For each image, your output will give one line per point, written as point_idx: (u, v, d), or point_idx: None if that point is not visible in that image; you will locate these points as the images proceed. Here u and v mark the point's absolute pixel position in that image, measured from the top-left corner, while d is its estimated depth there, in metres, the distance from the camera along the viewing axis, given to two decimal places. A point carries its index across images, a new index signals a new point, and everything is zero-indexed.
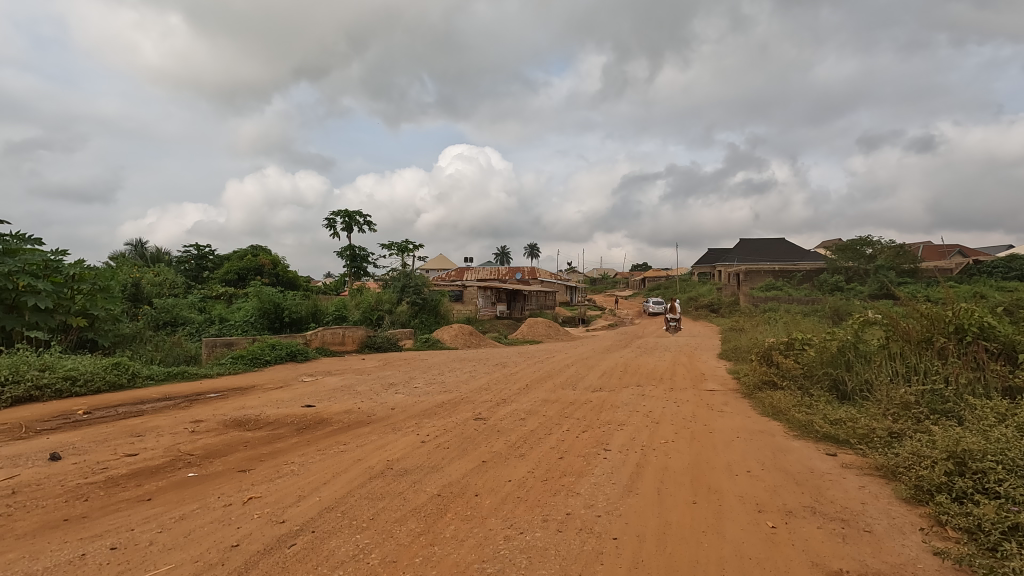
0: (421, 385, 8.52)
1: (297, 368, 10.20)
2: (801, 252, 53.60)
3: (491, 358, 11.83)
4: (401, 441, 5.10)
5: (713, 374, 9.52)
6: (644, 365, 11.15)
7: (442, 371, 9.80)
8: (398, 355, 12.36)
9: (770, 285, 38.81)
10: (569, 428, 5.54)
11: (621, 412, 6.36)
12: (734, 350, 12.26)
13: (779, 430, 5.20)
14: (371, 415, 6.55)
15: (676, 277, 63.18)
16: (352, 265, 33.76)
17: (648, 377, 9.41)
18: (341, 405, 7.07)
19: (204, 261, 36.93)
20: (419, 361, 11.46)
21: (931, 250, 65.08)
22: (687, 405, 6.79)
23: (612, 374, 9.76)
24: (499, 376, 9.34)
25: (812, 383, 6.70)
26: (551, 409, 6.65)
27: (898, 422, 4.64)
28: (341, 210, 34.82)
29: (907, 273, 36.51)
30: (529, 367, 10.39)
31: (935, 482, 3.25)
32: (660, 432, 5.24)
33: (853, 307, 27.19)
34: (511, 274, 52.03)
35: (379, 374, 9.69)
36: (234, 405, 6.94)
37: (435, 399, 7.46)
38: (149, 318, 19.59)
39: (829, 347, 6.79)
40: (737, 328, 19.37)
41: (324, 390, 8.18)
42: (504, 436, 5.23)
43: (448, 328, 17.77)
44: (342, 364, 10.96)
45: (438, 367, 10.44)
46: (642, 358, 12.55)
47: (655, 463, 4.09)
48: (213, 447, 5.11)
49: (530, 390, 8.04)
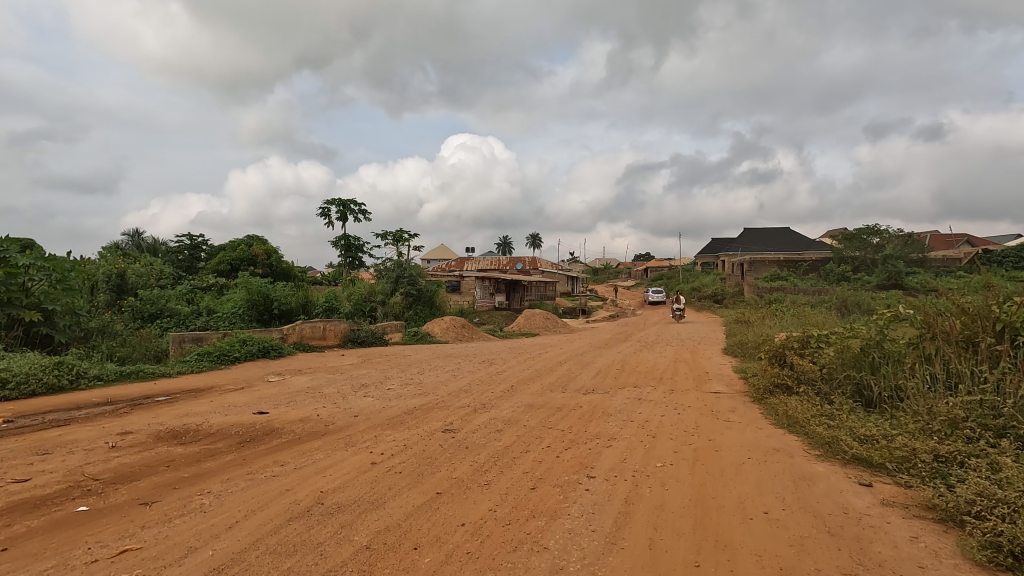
0: (396, 386, 7.72)
1: (266, 367, 9.41)
2: (806, 241, 52.59)
3: (479, 355, 11.02)
4: (348, 461, 4.30)
5: (717, 373, 8.69)
6: (643, 362, 10.32)
7: (423, 370, 9.00)
8: (381, 351, 11.59)
9: (775, 275, 37.87)
10: (549, 444, 4.72)
11: (613, 422, 5.54)
12: (740, 346, 11.40)
13: (797, 449, 4.39)
14: (329, 424, 5.76)
15: (679, 267, 62.20)
16: (346, 256, 32.95)
17: (647, 377, 8.59)
18: (298, 411, 6.27)
19: (198, 251, 36.34)
20: (401, 357, 10.65)
21: (939, 240, 63.97)
22: (689, 413, 5.97)
23: (608, 373, 8.95)
24: (483, 376, 8.53)
25: (832, 388, 5.88)
26: (534, 417, 5.84)
27: (947, 444, 3.82)
28: (335, 199, 33.96)
29: (916, 263, 35.58)
30: (517, 365, 9.57)
31: (1022, 542, 2.44)
32: (657, 451, 4.42)
33: (861, 298, 26.29)
34: (512, 265, 51.16)
35: (354, 373, 8.89)
36: (177, 411, 6.16)
37: (407, 405, 6.65)
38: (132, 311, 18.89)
39: (850, 347, 5.97)
40: (742, 321, 18.51)
41: (286, 393, 7.39)
42: (471, 456, 4.41)
43: (438, 321, 16.98)
44: (317, 361, 10.16)
45: (419, 365, 9.63)
46: (642, 353, 11.75)
47: (648, 500, 3.29)
48: (128, 468, 4.35)
49: (515, 393, 7.23)
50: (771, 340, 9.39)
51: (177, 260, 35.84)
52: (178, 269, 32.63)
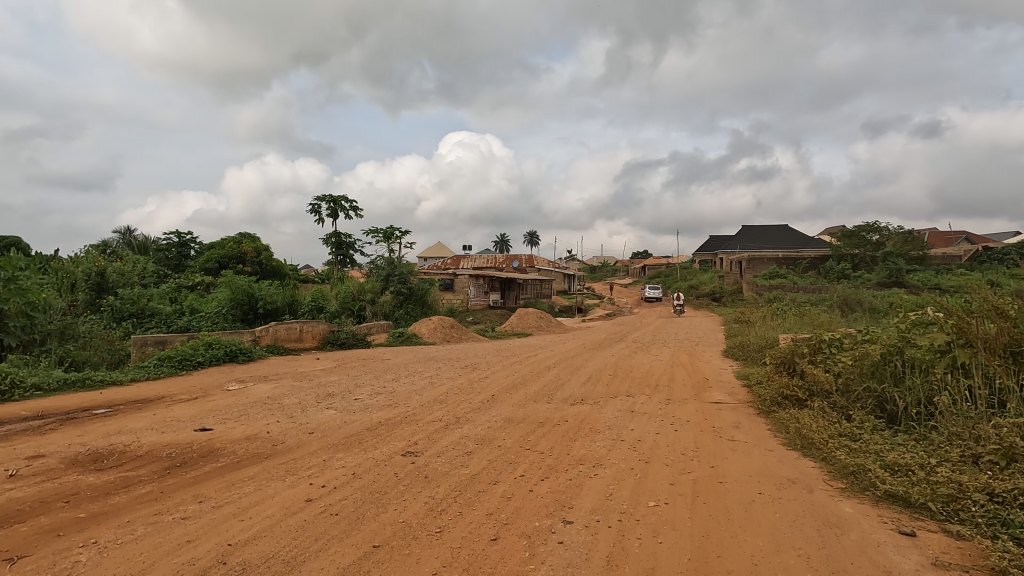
0: (365, 396, 7.01)
1: (229, 373, 8.67)
2: (805, 239, 52.00)
3: (463, 358, 10.30)
4: (280, 497, 3.58)
5: (718, 380, 7.98)
6: (637, 366, 9.61)
7: (398, 377, 8.28)
8: (359, 354, 10.85)
9: (774, 272, 37.23)
10: (524, 472, 4.01)
11: (600, 441, 4.84)
12: (741, 350, 10.70)
13: (816, 480, 3.70)
14: (276, 444, 5.03)
15: (677, 265, 61.51)
16: (337, 253, 32.19)
17: (641, 384, 7.88)
18: (246, 427, 5.55)
19: (186, 249, 35.66)
20: (379, 361, 9.91)
21: (938, 237, 63.61)
22: (688, 429, 5.26)
23: (599, 379, 8.24)
24: (463, 383, 7.81)
25: (850, 402, 5.20)
26: (511, 436, 5.13)
27: (1006, 481, 3.12)
28: (326, 196, 33.17)
29: (916, 260, 34.99)
30: (502, 371, 8.84)
31: None
32: (651, 483, 3.71)
33: (863, 296, 25.64)
34: (508, 262, 50.40)
35: (323, 380, 8.16)
36: (109, 428, 5.45)
37: (372, 419, 5.93)
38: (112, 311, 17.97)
39: (870, 354, 5.30)
40: (742, 321, 17.80)
41: (241, 404, 6.66)
42: (427, 490, 3.68)
43: (425, 321, 16.25)
44: (287, 367, 9.44)
45: (397, 370, 8.90)
46: (637, 356, 11.04)
47: (637, 562, 2.58)
48: (16, 505, 3.62)
49: (494, 404, 6.53)
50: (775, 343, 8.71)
51: (165, 257, 35.05)
52: (165, 267, 31.89)
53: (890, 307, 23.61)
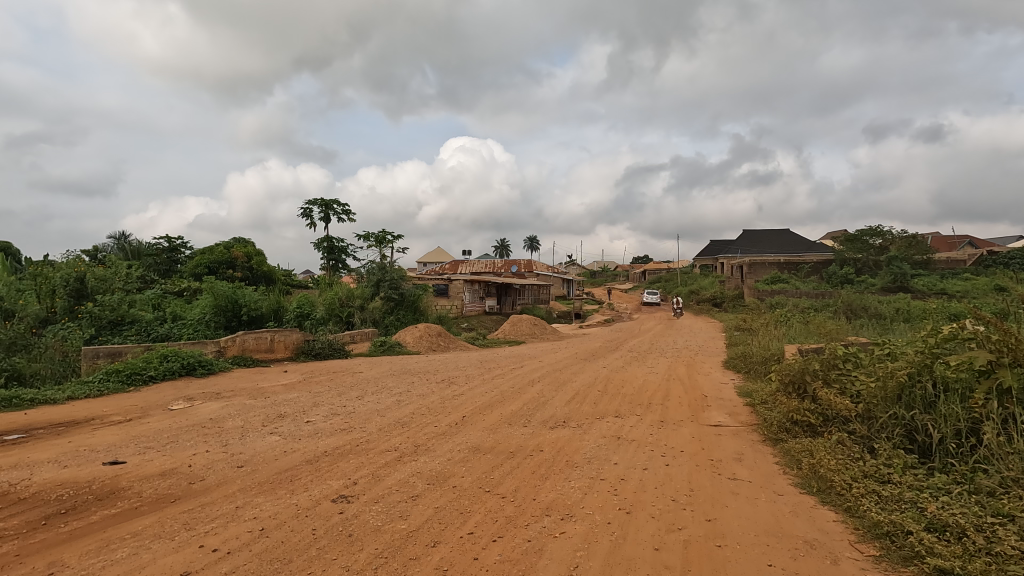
0: (319, 418, 6.22)
1: (180, 389, 7.90)
2: (806, 243, 51.22)
3: (442, 370, 9.51)
4: (153, 568, 2.79)
5: (718, 398, 7.18)
6: (630, 379, 8.81)
7: (364, 393, 7.49)
8: (330, 367, 10.06)
9: (776, 278, 36.41)
10: (475, 528, 3.22)
11: (576, 481, 4.03)
12: (743, 361, 9.89)
13: (840, 544, 2.90)
14: (192, 483, 4.24)
15: (677, 269, 60.67)
16: (329, 258, 31.47)
17: (632, 402, 7.09)
18: (167, 459, 4.76)
19: (177, 254, 35.03)
20: (350, 374, 9.13)
21: (942, 241, 62.83)
22: (682, 463, 4.46)
23: (586, 397, 7.44)
24: (434, 402, 7.01)
25: (874, 431, 4.41)
26: (473, 472, 4.34)
27: None
28: (317, 199, 32.47)
29: (920, 265, 34.17)
30: (481, 387, 8.04)
31: None
32: (630, 547, 2.92)
33: (868, 302, 24.82)
34: (506, 267, 49.63)
35: (280, 397, 7.36)
36: (7, 460, 4.68)
37: (318, 448, 5.13)
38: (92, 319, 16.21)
39: (895, 375, 4.51)
40: (743, 329, 17.00)
41: (177, 428, 5.88)
42: (345, 555, 2.90)
43: (411, 329, 15.49)
44: (248, 381, 8.66)
45: (365, 385, 8.11)
46: (631, 368, 10.22)
47: None
48: None
49: (462, 429, 5.73)
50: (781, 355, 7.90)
51: (155, 263, 34.36)
52: (154, 272, 31.22)
53: (897, 313, 22.83)
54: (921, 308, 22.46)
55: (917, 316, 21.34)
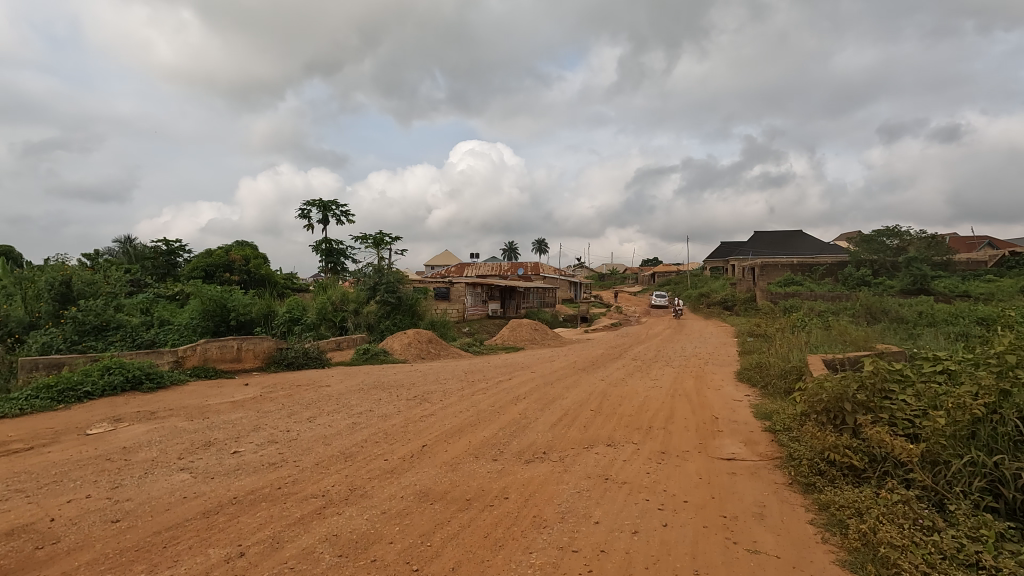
0: (250, 447, 5.19)
1: (114, 408, 6.92)
2: (820, 244, 49.63)
3: (418, 384, 8.47)
4: None
5: (731, 422, 6.06)
6: (629, 395, 7.72)
7: (317, 414, 6.46)
8: (298, 379, 9.06)
9: (789, 280, 35.02)
10: None
11: (538, 555, 2.97)
12: (758, 374, 8.77)
13: None
14: (38, 549, 3.23)
15: (687, 271, 59.14)
16: (327, 261, 30.67)
17: (629, 425, 6.02)
18: (30, 509, 3.75)
19: (175, 257, 34.55)
20: (313, 389, 8.11)
21: (960, 242, 60.85)
22: (685, 523, 3.38)
23: (577, 418, 6.37)
24: (394, 426, 5.96)
25: (942, 483, 3.31)
26: (405, 535, 3.29)
27: None
28: (316, 200, 31.68)
29: (940, 266, 32.60)
30: (455, 405, 6.99)
31: None
32: None
33: (888, 305, 23.47)
34: (512, 270, 48.56)
35: (220, 419, 6.36)
36: None
37: (228, 492, 4.10)
38: (76, 323, 13.97)
39: (968, 406, 3.40)
40: (757, 336, 15.81)
41: (76, 460, 4.87)
42: None
43: (399, 335, 14.49)
44: (197, 397, 7.69)
45: (323, 402, 7.09)
46: (632, 380, 9.13)
47: None
48: None
49: (416, 465, 4.66)
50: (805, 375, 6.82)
51: (153, 266, 33.92)
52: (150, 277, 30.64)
53: (920, 317, 21.48)
54: (946, 311, 21.10)
55: (941, 320, 19.98)
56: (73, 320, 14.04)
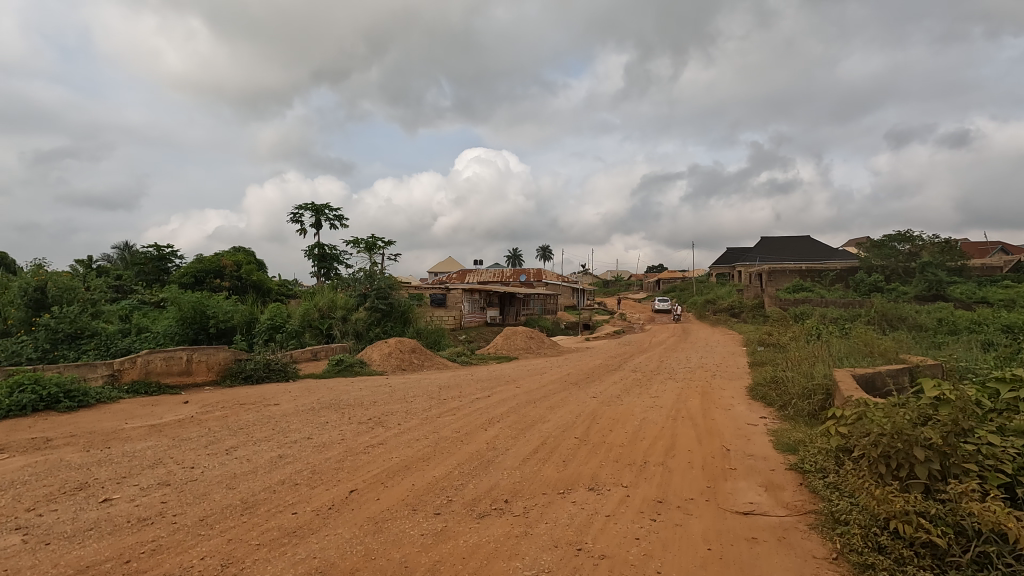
0: (129, 493, 4.05)
1: (9, 434, 5.82)
2: (828, 250, 48.30)
3: (380, 403, 7.34)
4: None
5: (746, 456, 4.87)
6: (622, 417, 6.55)
7: (240, 443, 5.32)
8: (247, 396, 7.95)
9: (798, 286, 33.74)
10: None
11: None
12: (774, 392, 7.57)
13: None
14: None
15: (693, 278, 58.03)
16: (319, 266, 29.66)
17: (618, 461, 4.86)
18: None
19: (165, 262, 33.78)
20: (256, 409, 6.97)
21: (973, 248, 59.05)
22: None
23: (556, 449, 5.21)
24: (327, 461, 4.82)
25: None
26: None
27: None
28: (308, 203, 30.71)
29: (955, 271, 31.22)
30: (413, 431, 5.85)
31: None
32: None
33: (905, 312, 22.20)
34: (514, 277, 47.44)
35: (122, 448, 5.24)
36: None
37: (52, 569, 2.94)
38: (48, 332, 11.79)
39: None
40: (768, 346, 14.55)
41: None
42: None
43: (379, 344, 13.39)
44: (119, 418, 6.58)
45: (256, 427, 5.95)
46: (628, 397, 7.97)
47: None
48: None
49: (328, 523, 3.50)
50: (835, 403, 5.60)
51: (143, 272, 33.14)
52: (136, 283, 29.73)
53: (940, 325, 20.13)
54: (969, 318, 19.74)
55: (964, 329, 18.62)
56: (46, 330, 11.89)
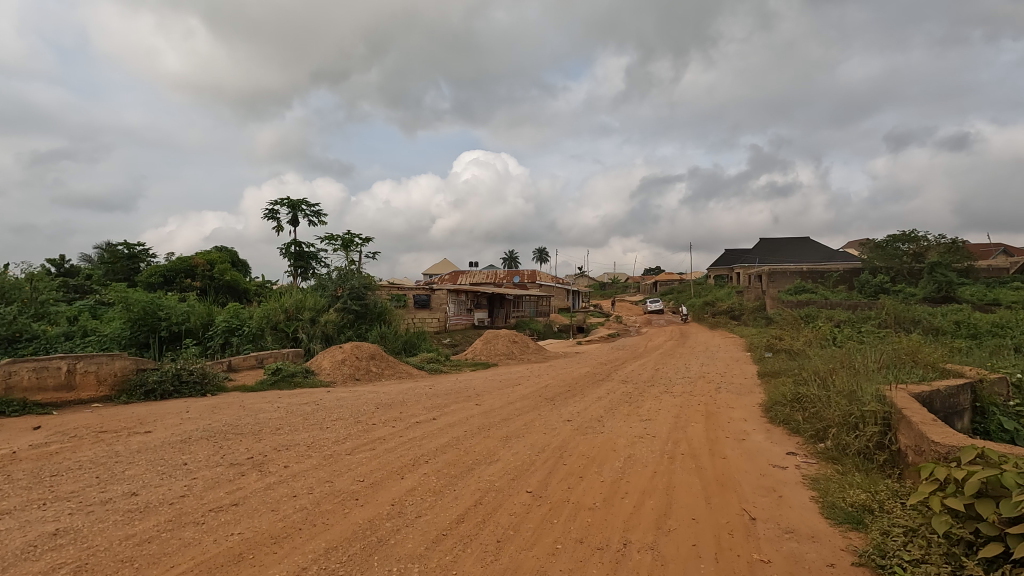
0: None
1: None
2: (830, 251, 46.58)
3: (283, 432, 5.54)
4: None
5: (784, 535, 3.09)
6: (600, 454, 4.76)
7: (18, 507, 3.53)
8: (121, 420, 6.15)
9: (800, 287, 31.93)
10: None
11: None
12: (802, 416, 5.81)
13: None
14: None
15: (690, 280, 56.28)
16: (296, 265, 27.88)
17: (582, 542, 3.08)
18: None
19: (137, 261, 32.00)
20: (109, 440, 5.17)
21: (979, 249, 57.37)
22: None
23: (492, 518, 3.40)
24: (121, 544, 3.03)
25: None
26: None
27: None
28: (285, 198, 28.90)
29: (964, 272, 29.54)
30: (295, 481, 4.07)
31: None
32: None
33: (919, 315, 20.42)
34: (507, 278, 45.65)
35: None
36: None
37: None
38: None
39: None
40: (778, 352, 12.74)
41: None
42: None
43: (332, 350, 11.58)
44: None
45: (73, 474, 4.14)
46: (611, 421, 6.18)
47: None
48: None
49: None
50: (906, 444, 3.86)
51: (112, 271, 31.37)
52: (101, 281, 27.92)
53: (958, 328, 18.37)
54: (990, 321, 17.98)
55: (987, 333, 16.83)
56: None
